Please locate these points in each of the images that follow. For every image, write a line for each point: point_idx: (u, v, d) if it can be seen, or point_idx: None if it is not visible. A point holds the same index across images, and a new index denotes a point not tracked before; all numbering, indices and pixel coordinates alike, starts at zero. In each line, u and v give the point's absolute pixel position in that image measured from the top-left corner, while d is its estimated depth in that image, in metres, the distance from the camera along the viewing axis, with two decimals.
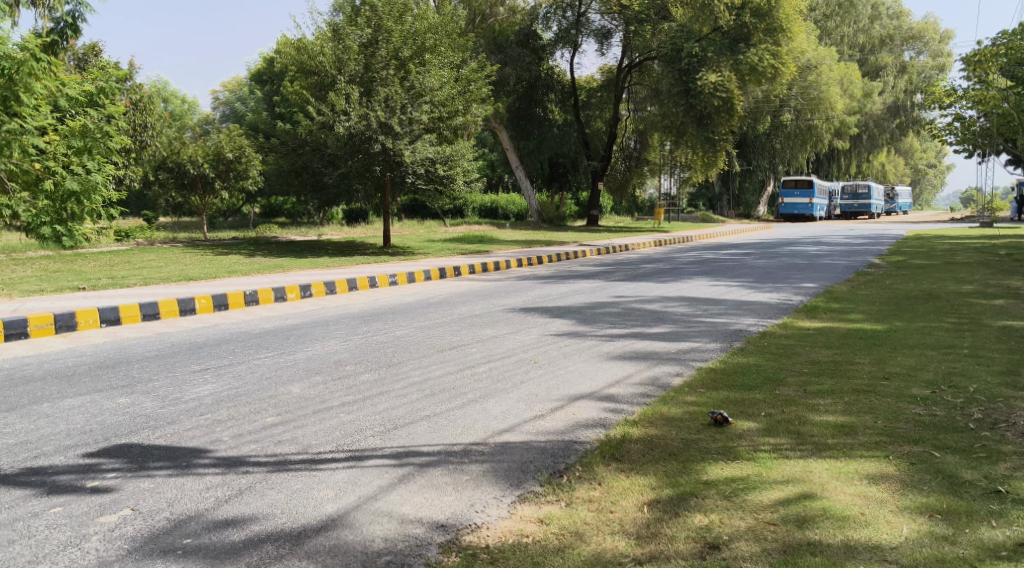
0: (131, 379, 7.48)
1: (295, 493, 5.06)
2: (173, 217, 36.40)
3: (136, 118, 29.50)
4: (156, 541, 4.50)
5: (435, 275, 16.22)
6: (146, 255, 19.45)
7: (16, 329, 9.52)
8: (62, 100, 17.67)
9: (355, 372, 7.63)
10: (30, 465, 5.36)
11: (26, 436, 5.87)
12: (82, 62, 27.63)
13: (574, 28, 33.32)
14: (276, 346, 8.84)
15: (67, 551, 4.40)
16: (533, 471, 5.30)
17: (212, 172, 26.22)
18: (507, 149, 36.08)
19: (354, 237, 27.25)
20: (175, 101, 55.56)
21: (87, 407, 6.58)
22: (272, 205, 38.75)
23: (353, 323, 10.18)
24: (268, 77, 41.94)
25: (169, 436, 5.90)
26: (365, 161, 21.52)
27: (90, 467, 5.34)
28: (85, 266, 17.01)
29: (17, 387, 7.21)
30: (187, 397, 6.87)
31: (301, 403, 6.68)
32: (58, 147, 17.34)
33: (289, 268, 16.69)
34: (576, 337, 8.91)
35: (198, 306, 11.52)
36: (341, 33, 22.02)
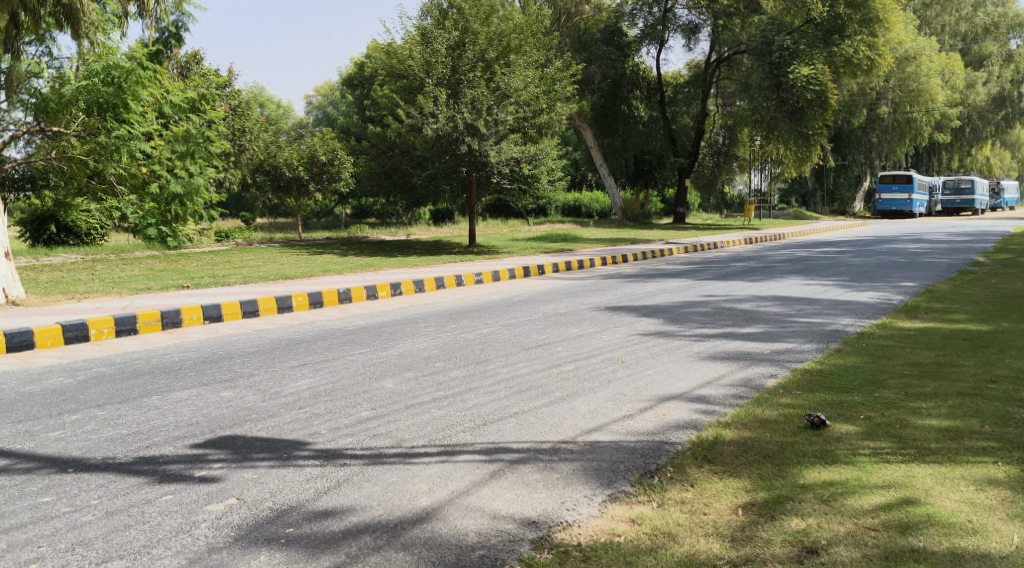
0: (233, 373, 7.75)
1: (391, 485, 5.16)
2: (270, 218, 37.41)
3: (234, 123, 30.41)
4: (260, 529, 4.64)
5: (519, 274, 16.26)
6: (245, 255, 20.02)
7: (126, 326, 9.91)
8: (167, 107, 18.18)
9: (445, 368, 7.72)
10: (141, 455, 5.58)
11: (138, 427, 6.12)
12: (184, 70, 28.60)
13: (660, 24, 33.06)
14: (369, 342, 9.02)
15: (179, 536, 4.57)
16: (623, 471, 5.29)
17: (306, 174, 26.83)
18: (591, 147, 35.92)
19: (441, 236, 27.58)
20: (271, 106, 57.10)
21: (194, 401, 6.83)
22: (361, 206, 39.42)
23: (442, 321, 10.30)
24: (359, 81, 42.68)
25: (271, 428, 6.08)
26: (452, 162, 21.73)
27: (198, 457, 5.54)
28: (189, 266, 17.62)
29: (128, 381, 7.52)
30: (287, 391, 7.06)
31: (394, 398, 6.80)
32: (163, 152, 18.03)
33: (379, 267, 16.96)
34: (665, 336, 8.84)
35: (294, 304, 11.82)
36: (429, 37, 22.21)
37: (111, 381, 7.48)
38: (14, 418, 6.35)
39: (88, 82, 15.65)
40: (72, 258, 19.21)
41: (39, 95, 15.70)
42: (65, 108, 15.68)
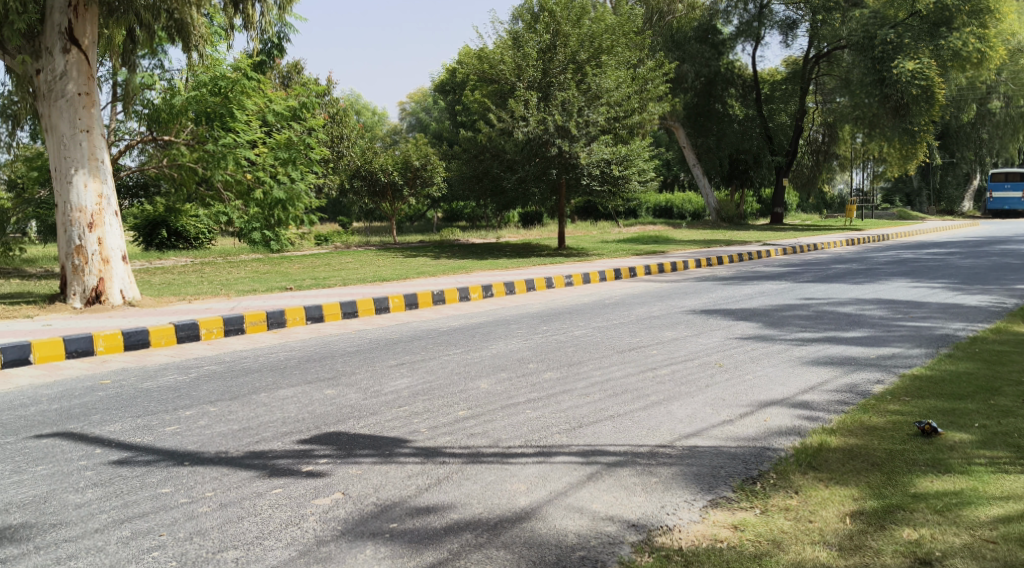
0: (335, 372, 7.93)
1: (489, 484, 5.19)
2: (365, 222, 38.08)
3: (332, 130, 31.19)
4: (365, 524, 4.72)
5: (610, 276, 16.17)
6: (344, 259, 20.36)
7: (234, 325, 10.23)
8: (270, 116, 19.07)
9: (539, 369, 7.73)
10: (251, 449, 5.75)
11: (248, 423, 6.31)
12: (286, 79, 29.47)
13: (756, 20, 32.90)
14: (464, 343, 9.10)
15: (289, 529, 4.68)
16: (724, 477, 5.21)
17: (400, 179, 27.27)
18: (685, 146, 35.57)
19: (532, 239, 27.56)
20: (366, 113, 57.94)
21: (299, 398, 7.01)
22: (453, 210, 39.82)
23: (534, 323, 10.31)
24: (450, 87, 42.95)
25: (372, 426, 6.19)
26: (542, 165, 21.83)
27: (305, 452, 5.69)
28: (290, 269, 18.09)
29: (237, 378, 7.75)
30: (386, 390, 7.18)
31: (490, 398, 6.84)
32: (267, 159, 18.45)
33: (472, 269, 17.07)
34: (765, 340, 8.67)
35: (391, 305, 11.99)
36: (520, 41, 22.42)
37: (222, 379, 7.72)
38: (134, 413, 6.62)
39: (197, 91, 16.60)
40: (182, 261, 19.93)
41: (151, 107, 16.42)
42: (176, 118, 16.43)
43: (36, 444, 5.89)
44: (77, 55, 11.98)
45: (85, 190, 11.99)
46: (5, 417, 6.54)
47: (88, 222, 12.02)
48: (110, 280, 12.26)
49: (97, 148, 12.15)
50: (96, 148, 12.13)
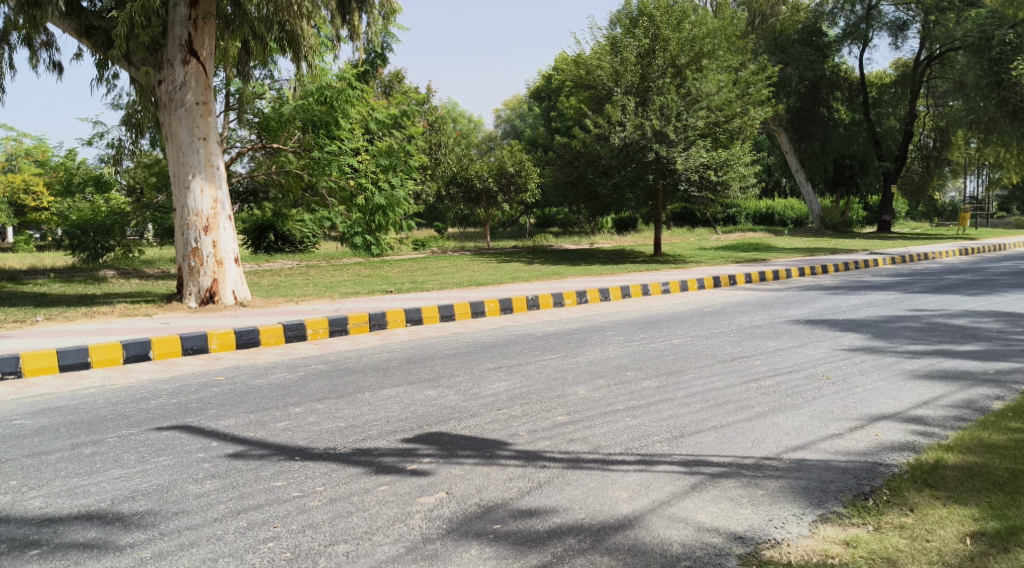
0: (435, 373, 8.03)
1: (591, 491, 5.18)
2: (461, 227, 38.56)
3: (431, 138, 31.81)
4: (470, 524, 4.78)
5: (709, 283, 15.96)
6: (441, 264, 20.61)
7: (339, 326, 10.47)
8: (373, 124, 19.72)
9: (638, 377, 7.68)
10: (358, 447, 5.89)
11: (354, 421, 6.47)
12: (388, 88, 30.09)
13: (864, 22, 32.19)
14: (561, 349, 9.10)
15: (396, 525, 4.76)
16: (834, 492, 5.08)
17: (495, 186, 27.43)
18: (787, 151, 34.81)
19: (626, 245, 27.45)
20: (462, 120, 58.68)
21: (401, 398, 7.14)
22: (545, 216, 39.90)
23: (631, 330, 10.25)
24: (546, 93, 43.08)
25: (473, 428, 6.27)
26: (639, 170, 21.38)
27: (409, 451, 5.79)
28: (390, 273, 18.41)
29: (342, 377, 7.93)
30: (485, 393, 7.24)
31: (588, 404, 6.83)
32: (370, 166, 18.76)
33: (566, 275, 17.11)
34: (874, 352, 8.42)
35: (486, 310, 12.06)
36: (619, 46, 22.27)
37: (328, 378, 7.92)
38: (247, 408, 6.83)
39: (304, 101, 17.13)
40: (289, 264, 20.54)
41: (262, 116, 17.52)
42: (284, 127, 17.41)
43: (156, 436, 6.13)
44: (195, 67, 12.42)
45: (201, 195, 12.46)
46: (128, 409, 6.84)
47: (204, 226, 12.50)
48: (224, 281, 12.71)
49: (213, 155, 12.60)
50: (213, 154, 12.59)
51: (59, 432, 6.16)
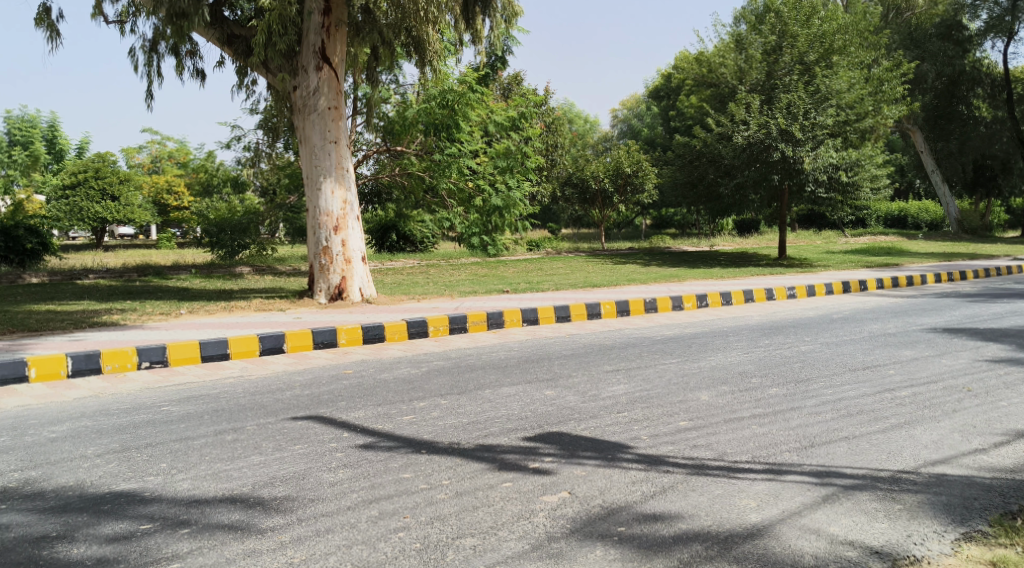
0: (554, 374, 8.04)
1: (717, 498, 5.10)
2: (576, 228, 38.60)
3: (548, 140, 31.95)
4: (594, 525, 4.78)
5: (838, 288, 15.47)
6: (557, 264, 20.69)
7: (458, 324, 10.62)
8: (491, 127, 19.71)
9: (763, 385, 7.51)
10: (481, 443, 5.97)
11: (476, 417, 6.55)
12: (506, 90, 30.40)
13: (1009, 14, 30.39)
14: (681, 353, 8.98)
15: (521, 522, 4.81)
16: (978, 510, 4.86)
17: (611, 187, 27.29)
18: (922, 151, 33.77)
19: (749, 247, 26.91)
20: (578, 121, 58.59)
21: (521, 396, 7.19)
22: (663, 217, 39.51)
23: (755, 335, 10.05)
24: (665, 92, 42.68)
25: (594, 429, 6.26)
26: (763, 170, 20.79)
27: (531, 450, 5.84)
28: (506, 273, 18.56)
29: (462, 375, 8.04)
30: (605, 395, 7.22)
31: (712, 410, 6.73)
32: (487, 167, 18.89)
33: (686, 278, 16.89)
34: (1019, 365, 8.01)
35: (603, 312, 11.99)
36: (743, 43, 22.25)
37: (450, 374, 8.04)
38: (374, 402, 7.01)
39: (427, 105, 17.45)
40: (409, 263, 21.00)
41: (386, 119, 17.79)
42: (407, 130, 17.70)
43: (290, 425, 6.35)
44: (328, 73, 12.83)
45: (332, 196, 12.87)
46: (264, 399, 7.11)
47: (334, 226, 12.91)
48: (351, 278, 13.09)
49: (344, 158, 13.00)
50: (343, 157, 12.99)
51: (201, 419, 6.45)
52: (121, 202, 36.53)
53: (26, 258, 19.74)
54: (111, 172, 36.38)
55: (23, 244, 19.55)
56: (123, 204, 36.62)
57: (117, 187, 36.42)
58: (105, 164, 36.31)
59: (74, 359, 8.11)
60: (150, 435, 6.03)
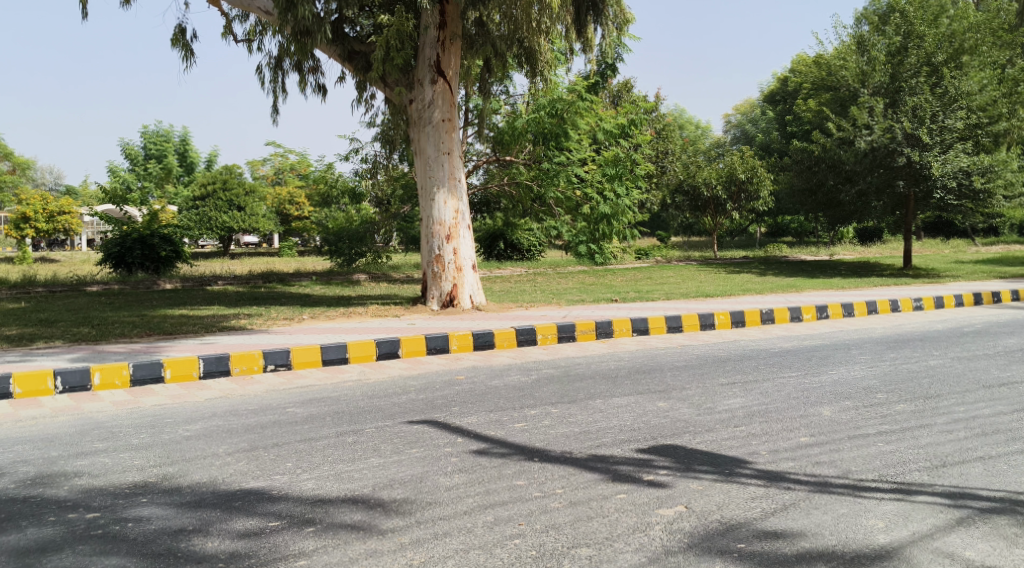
0: (667, 385, 7.93)
1: (842, 517, 4.94)
2: (686, 237, 38.11)
3: (658, 146, 31.64)
4: (712, 540, 4.69)
5: (968, 300, 14.82)
6: (667, 273, 20.48)
7: (567, 333, 10.61)
8: (601, 134, 19.68)
9: (889, 400, 7.25)
10: (594, 453, 5.94)
11: (588, 427, 6.53)
12: (616, 98, 30.28)
13: None
14: (800, 367, 8.74)
15: (637, 534, 4.76)
16: None
17: (724, 194, 26.84)
18: None
19: (871, 257, 26.05)
20: (690, 127, 57.70)
21: (634, 407, 7.13)
22: (779, 225, 38.60)
23: (879, 348, 9.71)
24: (782, 96, 41.71)
25: (711, 443, 6.16)
26: (887, 176, 20.38)
27: (645, 462, 5.78)
28: (615, 281, 18.46)
29: (573, 384, 8.01)
30: (721, 408, 7.09)
31: (834, 426, 6.53)
32: (595, 175, 18.72)
33: (804, 288, 16.46)
34: None
35: (717, 322, 11.79)
36: (866, 45, 21.44)
37: (561, 383, 8.03)
38: (487, 407, 7.06)
39: (537, 115, 17.51)
40: (518, 271, 21.10)
41: (496, 130, 17.87)
42: (516, 140, 17.76)
43: (407, 429, 6.45)
44: (443, 86, 13.03)
45: (444, 206, 13.09)
46: (381, 402, 7.25)
47: (446, 234, 13.12)
48: (462, 286, 13.24)
49: (456, 168, 13.18)
50: (456, 168, 13.17)
51: (324, 421, 6.62)
52: (246, 213, 37.86)
53: (161, 265, 20.66)
54: (237, 184, 37.77)
55: (157, 252, 20.47)
56: (249, 214, 37.94)
57: (243, 199, 37.72)
58: (232, 176, 37.72)
59: (205, 361, 8.43)
60: (276, 435, 6.22)
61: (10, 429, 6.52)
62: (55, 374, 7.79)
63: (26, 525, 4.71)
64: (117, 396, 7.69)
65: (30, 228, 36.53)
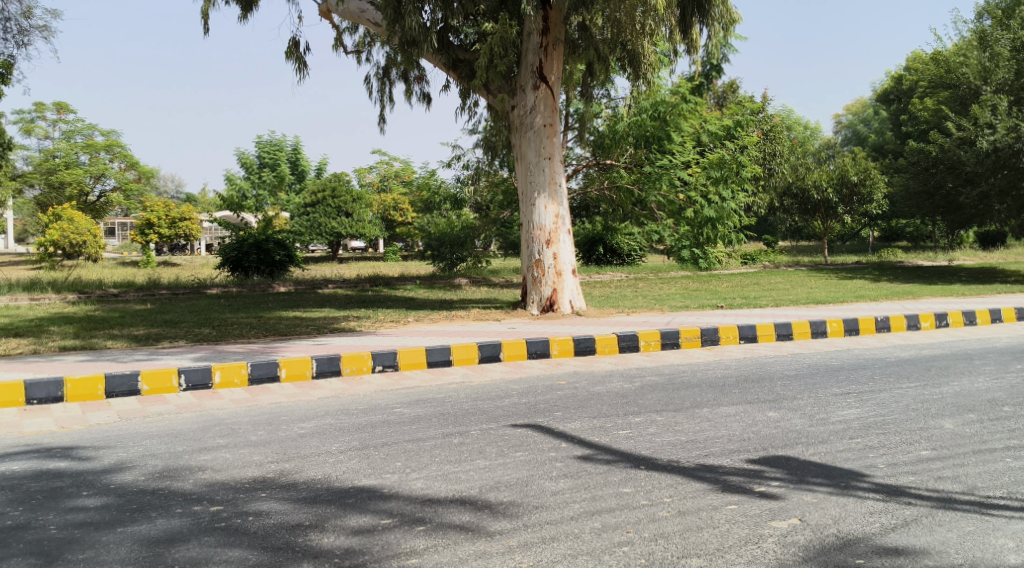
0: (778, 394, 7.71)
1: (969, 535, 4.70)
2: (794, 241, 37.17)
3: (766, 148, 30.99)
4: (829, 555, 4.52)
5: None
6: (775, 278, 20.03)
7: (671, 339, 10.44)
8: (705, 137, 19.38)
9: (1017, 414, 6.88)
10: (702, 462, 5.80)
11: (696, 435, 6.39)
12: (721, 99, 29.78)
13: None
14: (919, 377, 8.38)
15: (749, 546, 4.62)
16: None
17: (835, 197, 26.12)
18: None
19: (992, 262, 24.94)
20: (800, 128, 56.23)
21: (743, 417, 6.95)
22: (893, 229, 37.29)
23: (1004, 359, 9.23)
24: (896, 95, 40.31)
25: (825, 455, 5.94)
26: (1011, 178, 19.52)
27: (756, 472, 5.61)
28: (720, 287, 18.12)
29: (679, 391, 7.86)
30: (835, 419, 6.84)
31: (958, 440, 6.23)
32: (699, 178, 18.49)
33: (920, 295, 15.83)
34: None
35: (829, 330, 11.43)
36: (989, 40, 20.62)
37: (666, 390, 7.89)
38: (591, 414, 6.98)
39: (638, 118, 17.36)
40: (619, 276, 20.93)
41: (597, 133, 17.77)
42: (617, 144, 17.58)
43: (511, 432, 6.43)
44: (545, 91, 12.99)
45: (545, 211, 13.05)
46: (486, 405, 7.25)
47: (546, 239, 13.10)
48: (563, 290, 13.20)
49: (557, 173, 13.14)
50: (557, 173, 13.13)
51: (430, 422, 6.65)
52: (354, 219, 38.51)
53: (275, 270, 21.18)
54: (346, 191, 38.56)
55: (272, 256, 20.99)
56: (356, 220, 38.55)
57: (351, 205, 38.46)
58: (341, 184, 38.58)
59: (318, 362, 8.59)
60: (386, 435, 6.28)
61: (138, 424, 6.75)
62: (179, 372, 8.05)
63: (155, 516, 4.85)
64: (235, 394, 7.89)
65: (153, 234, 38.04)
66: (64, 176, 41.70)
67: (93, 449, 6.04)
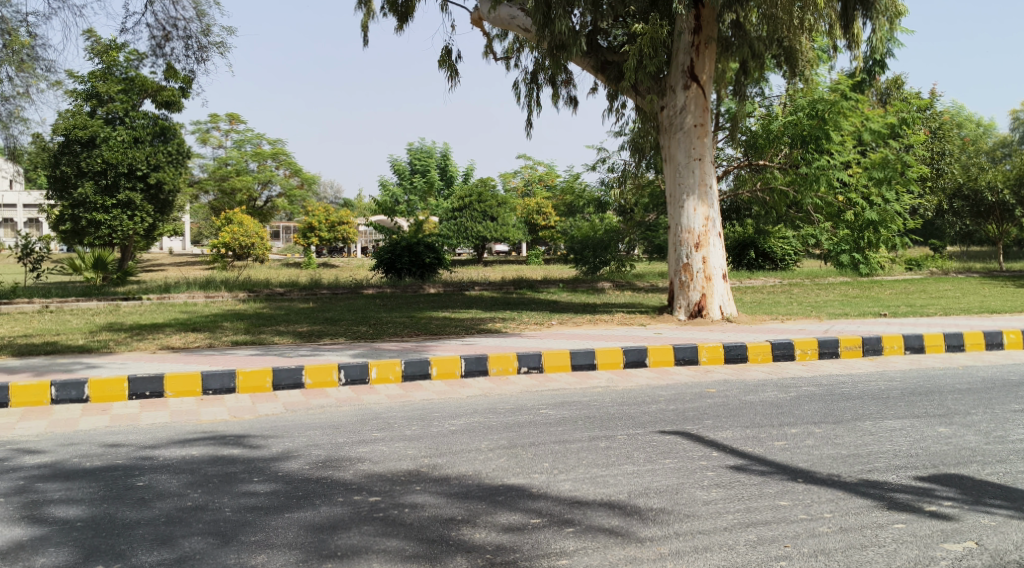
0: (948, 409, 7.19)
1: None
2: (964, 247, 35.12)
3: (933, 147, 29.56)
4: None
5: None
6: (943, 285, 18.98)
7: (829, 348, 9.95)
8: (867, 135, 18.46)
9: None
10: (866, 478, 5.45)
11: (858, 449, 6.02)
12: (885, 95, 28.55)
13: None
14: None
15: None
16: None
17: (1013, 199, 24.53)
18: None
19: None
20: (971, 126, 52.85)
21: (909, 431, 6.51)
22: None
23: None
24: None
25: (1003, 475, 5.48)
26: None
27: (926, 491, 5.22)
28: (883, 293, 17.31)
29: (838, 402, 7.46)
30: (1014, 437, 6.31)
31: None
32: (861, 179, 18.01)
33: None
34: None
35: (1006, 341, 10.65)
36: None
37: (824, 401, 7.50)
38: (743, 423, 6.70)
39: (795, 117, 16.66)
40: (772, 280, 20.43)
41: (749, 133, 16.90)
42: (771, 143, 16.71)
43: (660, 439, 6.23)
44: (696, 91, 12.67)
45: (694, 213, 12.74)
46: (633, 410, 7.07)
47: (695, 242, 12.78)
48: (712, 296, 12.83)
49: (708, 175, 12.79)
50: (707, 174, 12.78)
51: (577, 424, 6.53)
52: (498, 223, 38.93)
53: (426, 271, 21.56)
54: (492, 196, 38.94)
55: (423, 259, 21.40)
56: (501, 224, 38.97)
57: (496, 209, 38.80)
58: (486, 189, 39.02)
59: (467, 361, 8.62)
60: (534, 435, 6.20)
61: (302, 415, 6.92)
62: (339, 367, 8.23)
63: (319, 503, 4.92)
64: (389, 390, 8.01)
65: (314, 237, 39.57)
66: (235, 182, 43.87)
67: (262, 438, 6.21)
